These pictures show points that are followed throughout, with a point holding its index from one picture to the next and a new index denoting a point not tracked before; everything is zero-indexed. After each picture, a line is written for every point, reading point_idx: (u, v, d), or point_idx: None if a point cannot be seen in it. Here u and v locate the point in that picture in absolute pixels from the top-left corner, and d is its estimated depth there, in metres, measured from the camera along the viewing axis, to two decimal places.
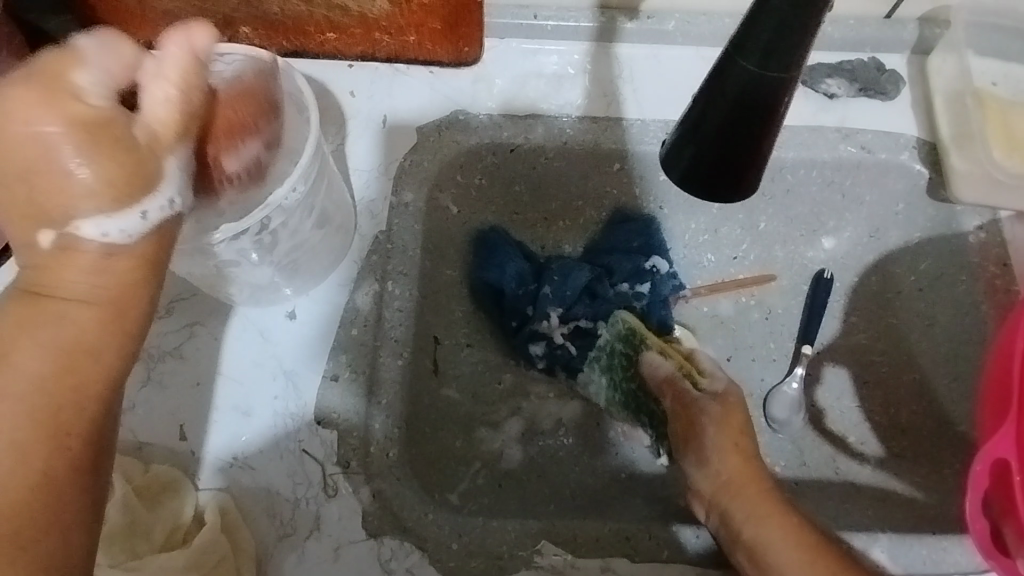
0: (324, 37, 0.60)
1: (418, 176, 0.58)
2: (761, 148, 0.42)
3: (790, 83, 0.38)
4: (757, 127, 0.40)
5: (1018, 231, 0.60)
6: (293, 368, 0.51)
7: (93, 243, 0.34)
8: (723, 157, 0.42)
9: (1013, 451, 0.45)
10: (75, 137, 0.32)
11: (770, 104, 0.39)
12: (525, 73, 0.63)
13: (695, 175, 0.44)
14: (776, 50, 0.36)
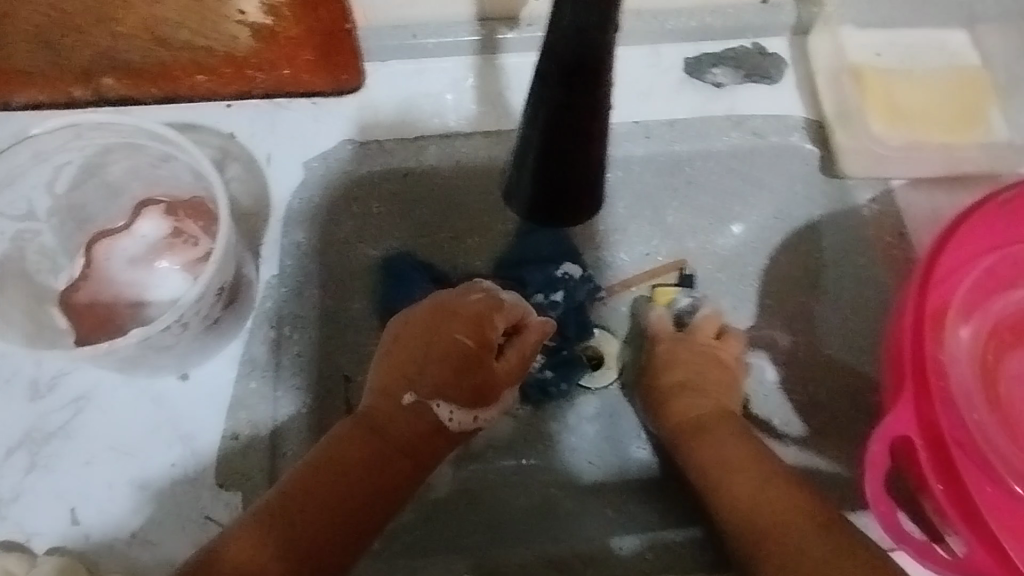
0: (195, 81, 0.57)
1: (310, 216, 0.57)
2: (581, 177, 0.53)
3: (598, 120, 0.49)
4: (580, 156, 0.51)
5: (912, 200, 0.60)
6: (188, 434, 0.49)
7: (436, 421, 0.52)
8: (550, 183, 0.53)
9: (916, 427, 0.43)
10: (473, 357, 0.53)
11: (575, 143, 0.50)
12: (412, 94, 0.61)
13: (533, 200, 0.55)
14: (578, 87, 0.46)
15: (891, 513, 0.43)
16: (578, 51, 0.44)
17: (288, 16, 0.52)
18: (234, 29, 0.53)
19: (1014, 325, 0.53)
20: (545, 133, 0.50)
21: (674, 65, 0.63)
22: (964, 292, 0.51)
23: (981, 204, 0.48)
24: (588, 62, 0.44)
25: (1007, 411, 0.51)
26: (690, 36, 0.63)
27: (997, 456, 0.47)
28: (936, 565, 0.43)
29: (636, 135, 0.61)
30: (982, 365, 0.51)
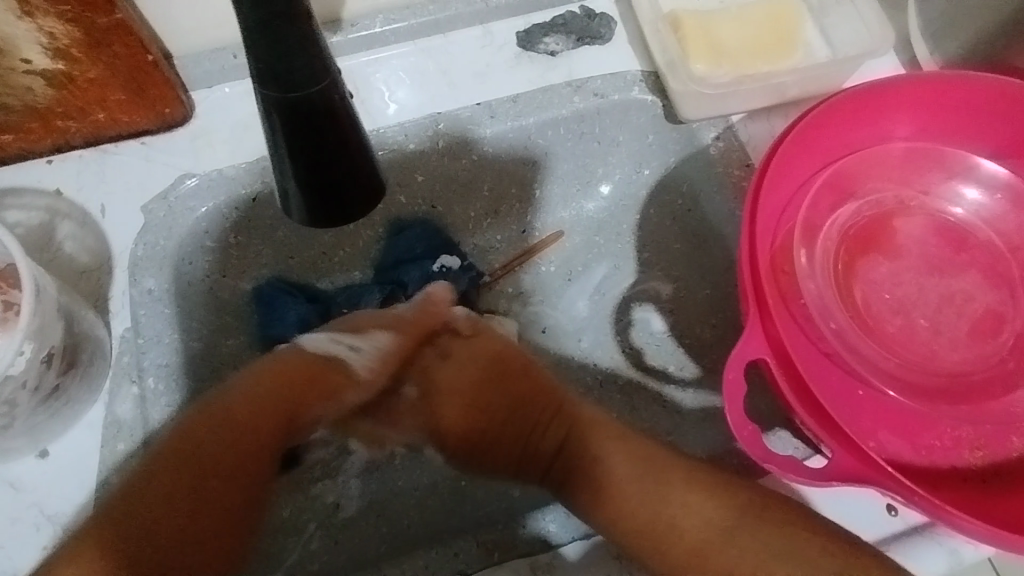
0: (0, 141, 0.53)
1: (156, 259, 0.53)
2: (350, 148, 0.47)
3: (337, 98, 0.44)
4: (334, 143, 0.46)
5: (753, 131, 0.62)
6: (57, 512, 0.46)
7: (313, 371, 0.51)
8: (323, 173, 0.47)
9: (767, 347, 0.45)
10: (360, 325, 0.54)
11: (325, 117, 0.44)
12: (245, 116, 0.59)
13: (315, 201, 0.49)
14: (289, 76, 0.40)
15: (755, 434, 0.42)
16: (272, 14, 0.37)
17: (80, 57, 0.48)
18: (27, 80, 0.49)
19: (863, 233, 0.56)
20: (286, 122, 0.43)
21: (507, 41, 0.63)
22: (803, 213, 0.55)
23: (798, 123, 0.49)
24: (291, 22, 0.38)
25: (866, 313, 0.53)
26: (517, 9, 0.63)
27: (855, 358, 0.52)
28: (804, 477, 0.42)
29: (480, 117, 0.60)
30: (837, 277, 0.54)
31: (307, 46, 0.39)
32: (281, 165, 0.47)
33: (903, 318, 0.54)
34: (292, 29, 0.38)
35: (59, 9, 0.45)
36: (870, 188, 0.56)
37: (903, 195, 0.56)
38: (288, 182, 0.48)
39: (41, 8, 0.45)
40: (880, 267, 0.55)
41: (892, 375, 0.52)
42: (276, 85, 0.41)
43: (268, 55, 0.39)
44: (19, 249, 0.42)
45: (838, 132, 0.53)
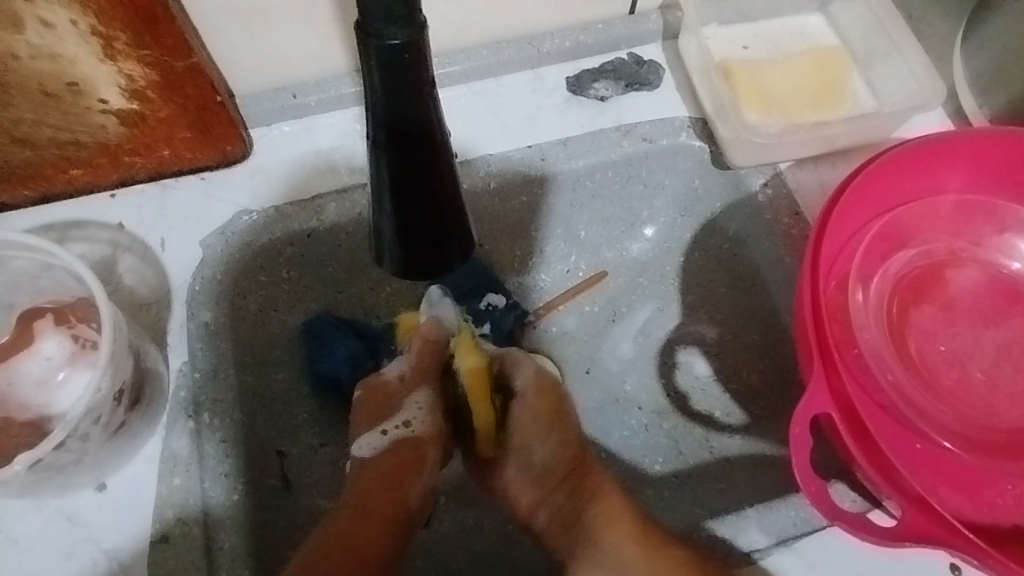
0: (69, 175, 0.55)
1: (212, 294, 0.54)
2: (449, 207, 0.51)
3: (441, 160, 0.48)
4: (433, 200, 0.49)
5: (801, 178, 0.62)
6: (113, 547, 0.46)
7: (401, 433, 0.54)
8: (418, 227, 0.51)
9: (831, 400, 0.45)
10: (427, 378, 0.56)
11: (428, 177, 0.48)
12: (302, 154, 0.60)
13: (409, 252, 0.53)
14: (404, 135, 0.45)
15: (822, 491, 0.44)
16: (398, 83, 0.41)
17: (153, 97, 0.51)
18: (101, 118, 0.52)
19: (917, 284, 0.56)
20: (394, 178, 0.47)
21: (557, 86, 0.64)
22: (857, 263, 0.56)
23: (858, 175, 0.50)
24: (415, 91, 0.42)
25: (922, 365, 0.54)
26: (568, 55, 0.64)
27: (912, 410, 0.52)
28: (875, 536, 0.44)
29: (533, 159, 0.60)
30: (891, 328, 0.55)
31: (424, 114, 0.44)
32: (381, 216, 0.51)
33: (959, 371, 0.54)
34: (415, 94, 0.43)
35: (140, 54, 0.47)
36: (923, 238, 0.56)
37: (955, 246, 0.56)
38: (384, 233, 0.52)
39: (123, 53, 0.47)
40: (933, 318, 0.55)
41: (950, 429, 0.52)
42: (390, 143, 0.45)
43: (388, 114, 0.44)
44: (103, 288, 0.43)
45: (894, 184, 0.54)
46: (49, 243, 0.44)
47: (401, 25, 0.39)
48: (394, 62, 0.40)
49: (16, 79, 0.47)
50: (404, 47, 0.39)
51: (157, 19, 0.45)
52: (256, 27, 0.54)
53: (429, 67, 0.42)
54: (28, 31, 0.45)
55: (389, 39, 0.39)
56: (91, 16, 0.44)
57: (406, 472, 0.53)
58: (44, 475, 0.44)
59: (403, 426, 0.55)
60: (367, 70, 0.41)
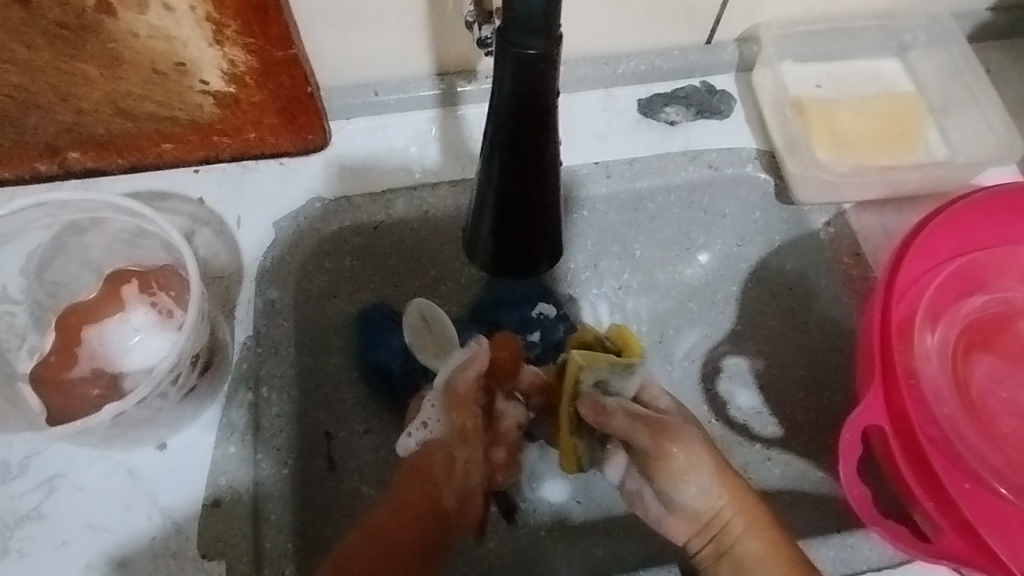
0: (161, 149, 0.58)
1: (282, 275, 0.56)
2: (547, 216, 0.52)
3: (550, 176, 0.49)
4: (536, 211, 0.51)
5: (864, 221, 0.63)
6: (168, 505, 0.48)
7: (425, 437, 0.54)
8: (514, 229, 0.52)
9: (885, 414, 0.47)
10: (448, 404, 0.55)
11: (535, 185, 0.49)
12: (376, 150, 0.62)
13: (500, 251, 0.54)
14: (520, 142, 0.46)
15: (864, 496, 0.46)
16: (526, 93, 0.43)
17: (251, 83, 0.53)
18: (199, 98, 0.54)
19: (986, 329, 0.56)
20: (503, 179, 0.49)
21: (628, 107, 0.65)
22: (926, 300, 0.55)
23: (937, 213, 0.51)
24: (539, 102, 0.44)
25: (982, 407, 0.54)
26: (642, 78, 0.65)
27: (967, 448, 0.52)
28: (913, 549, 0.45)
29: (598, 175, 0.62)
30: (955, 365, 0.55)
31: (543, 128, 0.45)
32: (480, 216, 0.52)
33: (1018, 419, 0.54)
34: (542, 107, 0.44)
35: (246, 41, 0.50)
36: (999, 284, 0.56)
37: None
38: (481, 229, 0.53)
39: (231, 39, 0.50)
40: (999, 366, 0.55)
41: (1007, 478, 0.51)
42: (506, 149, 0.47)
43: (509, 122, 0.45)
44: (192, 257, 0.45)
45: (975, 226, 0.54)
46: (148, 210, 0.47)
47: (540, 37, 0.40)
48: (527, 71, 0.42)
49: (130, 56, 0.51)
50: (539, 58, 0.41)
51: (265, 10, 0.48)
52: (350, 25, 0.56)
53: (556, 82, 0.43)
54: (150, 12, 0.48)
55: (527, 49, 0.40)
56: (209, 4, 0.48)
57: (428, 481, 0.52)
58: (116, 429, 0.47)
59: (423, 428, 0.55)
60: (500, 76, 0.43)
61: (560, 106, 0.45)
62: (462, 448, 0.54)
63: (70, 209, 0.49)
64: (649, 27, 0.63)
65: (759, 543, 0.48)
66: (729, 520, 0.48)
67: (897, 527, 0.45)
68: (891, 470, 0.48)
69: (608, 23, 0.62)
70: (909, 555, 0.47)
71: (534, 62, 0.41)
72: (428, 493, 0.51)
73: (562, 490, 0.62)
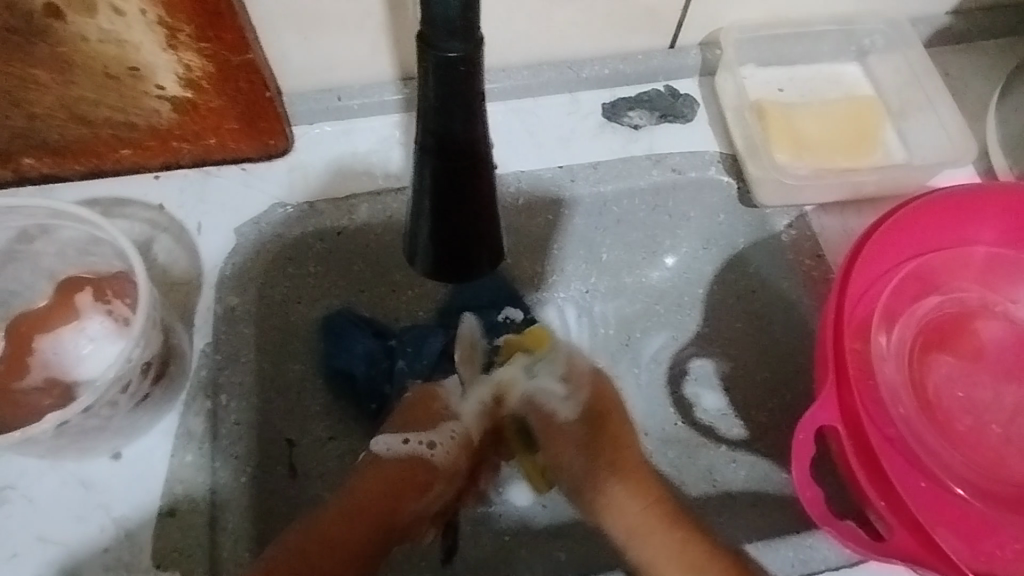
0: (119, 154, 0.57)
1: (243, 282, 0.55)
2: (485, 218, 0.52)
3: (483, 177, 0.49)
4: (472, 212, 0.51)
5: (826, 223, 0.63)
6: (122, 515, 0.48)
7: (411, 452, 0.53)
8: (453, 233, 0.52)
9: (838, 414, 0.47)
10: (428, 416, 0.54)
11: (469, 187, 0.49)
12: (341, 156, 0.61)
13: (441, 256, 0.54)
14: (448, 145, 0.46)
15: (817, 496, 0.46)
16: (450, 95, 0.43)
17: (207, 88, 0.53)
18: (155, 104, 0.54)
19: (942, 330, 0.57)
20: (436, 183, 0.48)
21: (592, 111, 0.65)
22: (883, 301, 0.56)
23: (890, 215, 0.51)
24: (465, 103, 0.43)
25: (938, 407, 0.55)
26: (607, 82, 0.66)
27: (922, 448, 0.53)
28: (864, 548, 0.45)
29: (562, 180, 0.62)
30: (911, 365, 0.55)
31: (470, 130, 0.45)
32: (418, 221, 0.52)
33: (974, 419, 0.55)
34: (466, 109, 0.44)
35: (200, 46, 0.50)
36: (954, 286, 0.57)
37: (988, 299, 0.57)
38: (420, 235, 0.53)
39: (185, 44, 0.50)
40: (955, 366, 0.56)
41: (962, 477, 0.52)
42: (436, 152, 0.47)
43: (437, 125, 0.45)
44: (143, 263, 0.45)
45: (929, 228, 0.55)
46: (97, 216, 0.46)
47: (460, 39, 0.40)
48: (450, 75, 0.42)
49: (82, 60, 0.50)
50: (460, 60, 0.41)
51: (221, 13, 0.48)
52: (311, 31, 0.56)
53: (481, 84, 0.43)
54: (100, 16, 0.48)
55: (447, 52, 0.40)
56: (160, 8, 0.47)
57: (401, 497, 0.50)
58: (69, 438, 0.46)
59: (427, 446, 0.53)
60: (423, 80, 0.43)
61: (486, 107, 0.45)
62: (444, 479, 0.53)
63: (20, 215, 0.48)
64: (612, 32, 0.63)
65: (661, 533, 0.50)
66: (631, 509, 0.52)
67: (849, 526, 0.46)
68: (846, 470, 0.48)
69: (571, 28, 0.62)
70: (863, 554, 0.47)
71: (454, 65, 0.41)
72: (387, 513, 0.50)
73: (528, 496, 0.62)
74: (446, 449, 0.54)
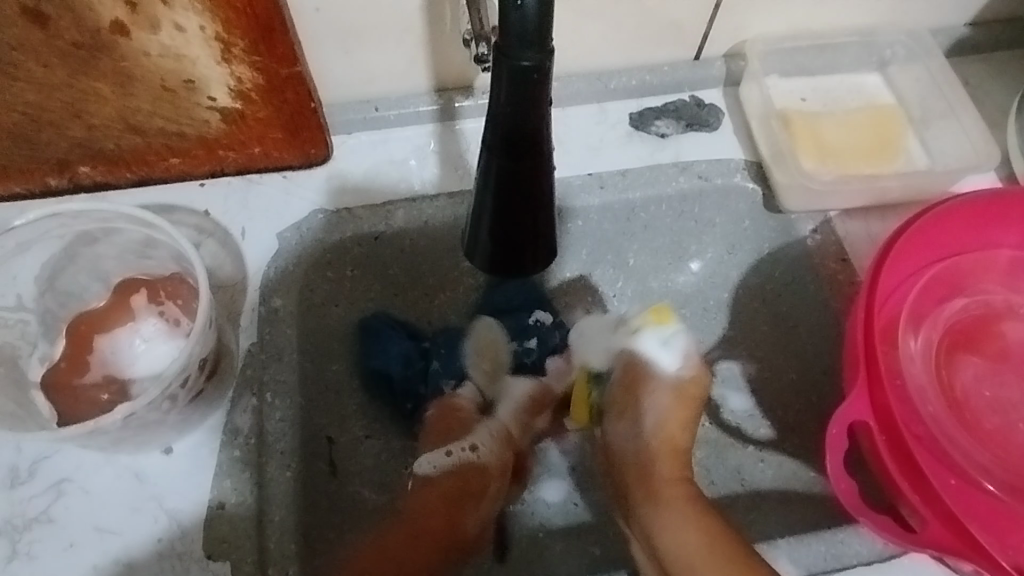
0: (168, 163, 0.60)
1: (285, 286, 0.57)
2: (542, 218, 0.54)
3: (544, 179, 0.51)
4: (531, 212, 0.52)
5: (850, 228, 0.65)
6: (175, 507, 0.49)
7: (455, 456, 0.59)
8: (511, 231, 0.54)
9: (869, 411, 0.48)
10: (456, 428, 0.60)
11: (531, 188, 0.51)
12: (377, 164, 0.64)
13: (496, 253, 0.56)
14: (515, 146, 0.48)
15: (852, 489, 0.47)
16: (521, 101, 0.45)
17: (256, 99, 0.56)
18: (207, 114, 0.56)
19: (968, 331, 0.58)
20: (500, 182, 0.50)
21: (620, 120, 0.67)
22: (909, 303, 0.57)
23: (917, 219, 0.53)
24: (532, 109, 0.45)
25: (967, 406, 0.55)
26: (633, 92, 0.68)
27: (952, 446, 0.53)
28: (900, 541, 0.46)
29: (591, 186, 0.63)
30: (938, 366, 0.56)
31: (537, 134, 0.47)
32: (478, 220, 0.54)
33: (1002, 418, 0.55)
34: (535, 114, 0.46)
35: (253, 59, 0.52)
36: (979, 288, 0.58)
37: (1013, 300, 0.58)
38: (480, 232, 0.55)
39: (238, 57, 0.52)
40: (982, 366, 0.57)
41: (992, 474, 0.53)
42: (503, 154, 0.49)
43: (505, 128, 0.47)
44: (201, 265, 0.47)
45: (955, 231, 0.56)
46: (160, 221, 0.49)
47: (532, 48, 0.42)
48: (520, 82, 0.44)
49: (142, 73, 0.53)
50: (533, 69, 0.43)
51: (272, 30, 0.50)
52: (352, 45, 0.59)
53: (549, 91, 0.45)
54: (161, 32, 0.50)
55: (521, 60, 0.43)
56: (218, 24, 0.50)
57: (461, 504, 0.56)
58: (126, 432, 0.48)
59: (471, 451, 0.59)
60: (496, 84, 0.45)
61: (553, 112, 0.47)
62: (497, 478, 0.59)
63: (83, 219, 0.51)
64: (639, 44, 0.65)
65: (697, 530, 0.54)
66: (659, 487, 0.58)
67: (882, 519, 0.47)
68: (878, 466, 0.49)
69: (600, 41, 0.64)
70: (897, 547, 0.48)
71: (526, 72, 0.43)
72: (452, 521, 0.56)
73: (558, 494, 0.64)
74: (490, 449, 0.60)
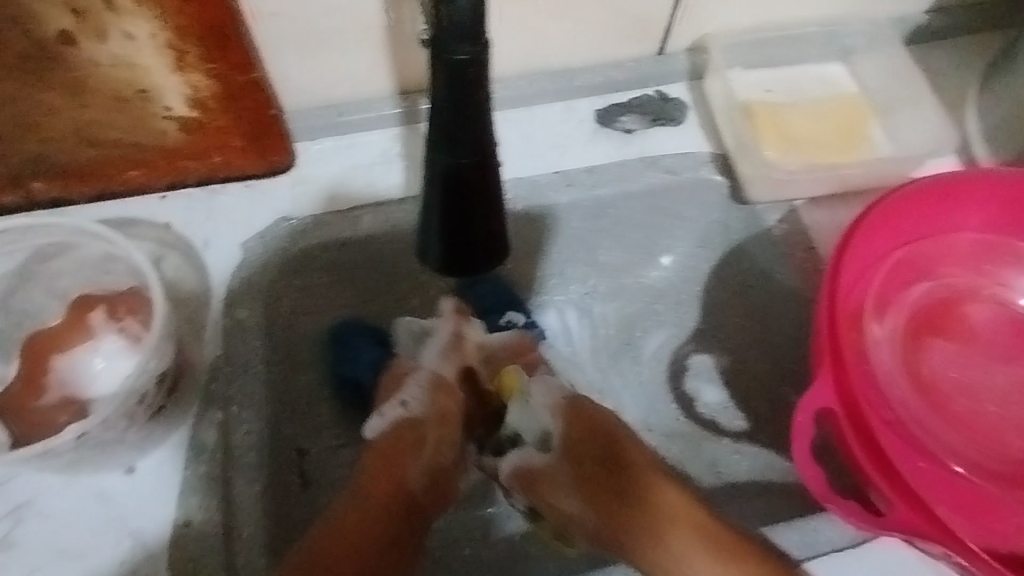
0: (126, 175, 0.59)
1: (250, 296, 0.56)
2: (491, 215, 0.53)
3: (490, 175, 0.50)
4: (480, 208, 0.52)
5: (817, 216, 0.65)
6: (139, 527, 0.48)
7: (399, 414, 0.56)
8: (461, 229, 0.53)
9: (836, 398, 0.48)
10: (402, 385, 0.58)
11: (478, 184, 0.50)
12: (342, 169, 0.63)
13: (449, 253, 0.55)
14: (456, 142, 0.47)
15: (819, 476, 0.47)
16: (459, 95, 0.44)
17: (214, 107, 0.55)
18: (163, 124, 0.56)
19: (933, 315, 0.58)
20: (445, 180, 0.50)
21: (585, 117, 0.67)
22: (875, 290, 0.57)
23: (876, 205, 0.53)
24: (472, 104, 0.45)
25: (934, 389, 0.56)
26: (598, 89, 0.67)
27: (919, 429, 0.54)
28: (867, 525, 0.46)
29: (558, 184, 0.63)
30: (905, 351, 0.57)
31: (478, 129, 0.47)
32: (427, 222, 0.53)
33: (969, 400, 0.56)
34: (474, 107, 0.45)
35: (208, 67, 0.52)
36: (943, 272, 0.59)
37: (977, 283, 0.59)
38: (430, 233, 0.54)
39: (192, 65, 0.52)
40: (949, 349, 0.57)
41: (960, 455, 0.53)
42: (446, 151, 0.48)
43: (447, 125, 0.47)
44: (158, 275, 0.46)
45: (917, 216, 0.56)
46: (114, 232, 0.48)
47: (467, 42, 0.42)
48: (459, 76, 0.44)
49: (94, 85, 0.52)
50: (469, 61, 0.43)
51: (226, 36, 0.50)
52: (311, 49, 0.58)
53: (486, 83, 0.45)
54: (111, 41, 0.49)
55: (456, 54, 0.42)
56: (169, 31, 0.49)
57: (400, 457, 0.53)
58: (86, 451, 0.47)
59: (404, 407, 0.57)
60: (433, 81, 0.45)
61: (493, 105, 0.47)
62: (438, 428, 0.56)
63: (36, 233, 0.49)
64: (602, 41, 0.65)
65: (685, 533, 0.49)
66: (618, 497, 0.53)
67: (850, 504, 0.47)
68: (846, 453, 0.50)
69: (562, 39, 0.64)
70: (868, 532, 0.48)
71: (462, 66, 0.43)
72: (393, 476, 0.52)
73: None
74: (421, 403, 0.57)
